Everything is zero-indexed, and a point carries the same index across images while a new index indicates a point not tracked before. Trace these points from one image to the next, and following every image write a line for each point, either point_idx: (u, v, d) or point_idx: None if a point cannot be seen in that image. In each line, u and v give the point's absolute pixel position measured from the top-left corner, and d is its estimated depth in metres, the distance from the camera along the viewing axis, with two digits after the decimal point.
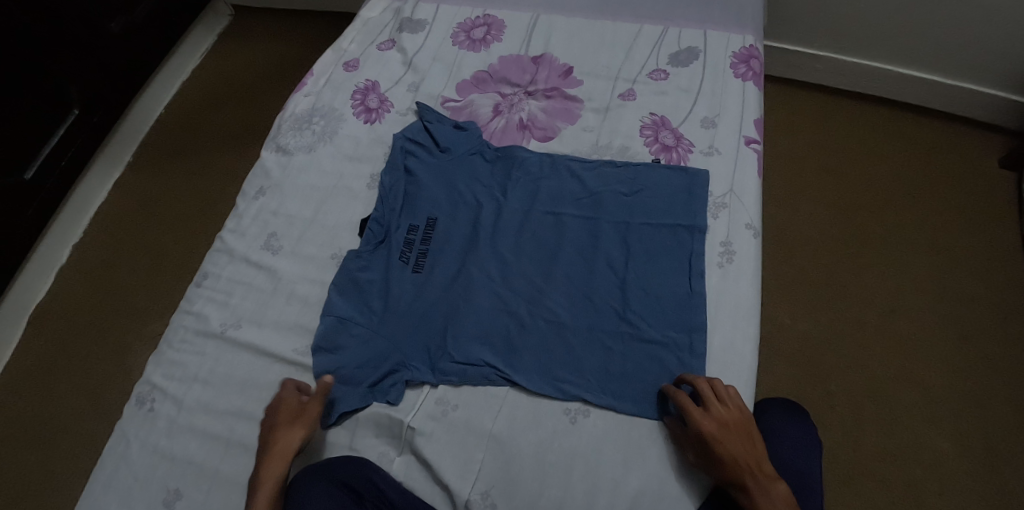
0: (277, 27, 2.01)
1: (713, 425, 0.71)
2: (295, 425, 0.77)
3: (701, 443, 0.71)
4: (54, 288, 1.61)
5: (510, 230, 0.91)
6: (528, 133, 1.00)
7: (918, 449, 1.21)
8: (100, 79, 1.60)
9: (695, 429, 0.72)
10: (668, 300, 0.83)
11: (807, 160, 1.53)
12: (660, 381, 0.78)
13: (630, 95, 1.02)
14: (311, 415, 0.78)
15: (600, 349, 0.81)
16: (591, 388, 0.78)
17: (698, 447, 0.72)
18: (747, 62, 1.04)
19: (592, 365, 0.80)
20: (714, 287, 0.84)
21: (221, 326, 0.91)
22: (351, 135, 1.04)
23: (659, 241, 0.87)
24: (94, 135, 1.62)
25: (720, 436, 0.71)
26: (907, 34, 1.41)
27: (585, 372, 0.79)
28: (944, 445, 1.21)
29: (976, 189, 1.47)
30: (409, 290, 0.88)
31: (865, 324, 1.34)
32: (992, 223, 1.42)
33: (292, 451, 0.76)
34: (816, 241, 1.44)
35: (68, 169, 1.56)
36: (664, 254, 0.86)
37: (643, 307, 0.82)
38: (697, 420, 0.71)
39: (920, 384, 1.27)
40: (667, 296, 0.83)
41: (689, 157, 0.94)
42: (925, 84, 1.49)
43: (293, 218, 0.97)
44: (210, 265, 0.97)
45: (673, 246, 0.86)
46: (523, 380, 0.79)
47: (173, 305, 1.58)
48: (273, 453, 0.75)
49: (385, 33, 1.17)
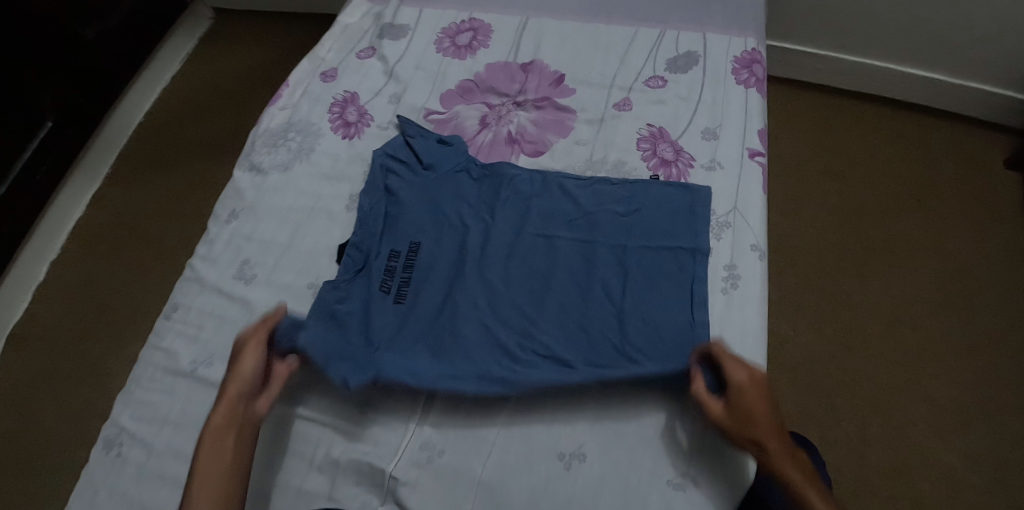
0: (259, 29, 1.94)
1: (746, 377, 0.70)
2: (238, 370, 0.74)
3: (734, 401, 0.69)
4: (31, 307, 1.55)
5: (500, 255, 0.84)
6: (517, 148, 0.94)
7: (928, 465, 1.16)
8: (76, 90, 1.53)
9: (731, 386, 0.70)
10: (669, 331, 0.75)
11: (809, 163, 1.47)
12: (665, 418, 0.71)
13: (626, 105, 0.96)
14: (250, 359, 0.75)
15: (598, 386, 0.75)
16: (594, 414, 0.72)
17: (729, 402, 0.69)
18: (750, 67, 0.97)
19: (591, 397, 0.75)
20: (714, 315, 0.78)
21: (191, 365, 0.86)
22: (329, 152, 0.97)
23: (659, 266, 0.80)
24: (71, 148, 1.55)
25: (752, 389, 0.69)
26: (912, 33, 1.35)
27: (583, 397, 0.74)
28: (953, 460, 1.16)
29: (981, 190, 1.41)
30: (391, 323, 0.81)
31: (869, 336, 1.28)
32: (996, 224, 1.37)
33: (236, 395, 0.72)
34: (820, 249, 1.38)
35: (44, 186, 1.50)
36: (664, 280, 0.79)
37: (642, 339, 0.75)
38: (737, 374, 0.70)
39: (929, 398, 1.22)
40: (668, 327, 0.76)
41: (689, 172, 0.88)
42: (930, 84, 1.43)
43: (267, 243, 0.91)
44: (180, 296, 0.91)
45: (673, 270, 0.80)
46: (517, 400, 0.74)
47: (153, 323, 1.51)
48: (222, 399, 0.72)
49: (365, 40, 1.10)
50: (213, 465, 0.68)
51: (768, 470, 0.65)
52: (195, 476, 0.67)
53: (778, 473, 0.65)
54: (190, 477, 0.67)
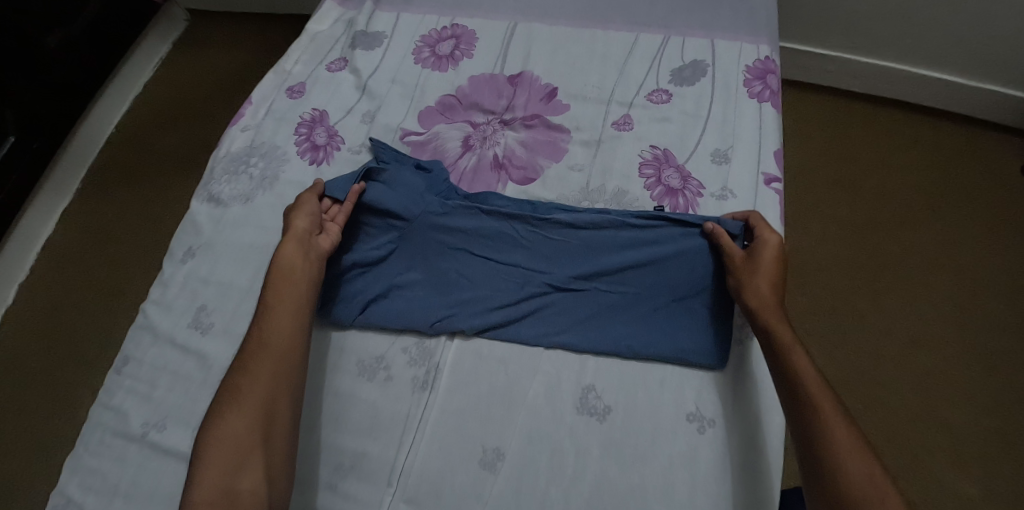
0: (234, 30, 1.82)
1: (777, 248, 0.70)
2: (300, 213, 0.77)
3: (756, 255, 0.70)
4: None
5: (505, 235, 0.78)
6: (504, 175, 0.84)
7: (948, 498, 1.06)
8: (41, 103, 1.43)
9: (759, 244, 0.70)
10: (675, 333, 0.71)
11: (821, 172, 1.36)
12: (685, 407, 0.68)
13: (626, 123, 0.86)
14: (310, 203, 0.78)
15: (624, 318, 0.73)
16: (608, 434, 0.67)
17: (751, 255, 0.70)
18: (763, 77, 0.87)
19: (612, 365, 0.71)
20: (717, 377, 0.70)
21: (143, 428, 0.77)
22: (294, 180, 0.87)
23: (663, 272, 0.73)
24: (40, 163, 1.45)
25: (777, 260, 0.69)
26: (928, 36, 1.25)
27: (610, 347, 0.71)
28: (972, 490, 1.06)
29: (989, 196, 1.31)
30: (418, 284, 0.77)
31: (879, 357, 1.18)
32: (1004, 231, 1.27)
33: (303, 233, 0.75)
34: (831, 266, 1.27)
35: (8, 206, 1.39)
36: (671, 273, 0.73)
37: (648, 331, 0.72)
38: (768, 236, 0.71)
39: (946, 422, 1.12)
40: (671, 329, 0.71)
41: (698, 202, 0.78)
42: (947, 87, 1.33)
43: (226, 286, 0.82)
44: (132, 347, 0.83)
45: (675, 280, 0.73)
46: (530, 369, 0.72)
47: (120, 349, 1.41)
48: (287, 239, 0.74)
49: (336, 50, 0.99)
50: (285, 289, 0.70)
51: (759, 320, 0.66)
52: (267, 299, 0.70)
53: (769, 330, 0.65)
54: (262, 301, 0.70)
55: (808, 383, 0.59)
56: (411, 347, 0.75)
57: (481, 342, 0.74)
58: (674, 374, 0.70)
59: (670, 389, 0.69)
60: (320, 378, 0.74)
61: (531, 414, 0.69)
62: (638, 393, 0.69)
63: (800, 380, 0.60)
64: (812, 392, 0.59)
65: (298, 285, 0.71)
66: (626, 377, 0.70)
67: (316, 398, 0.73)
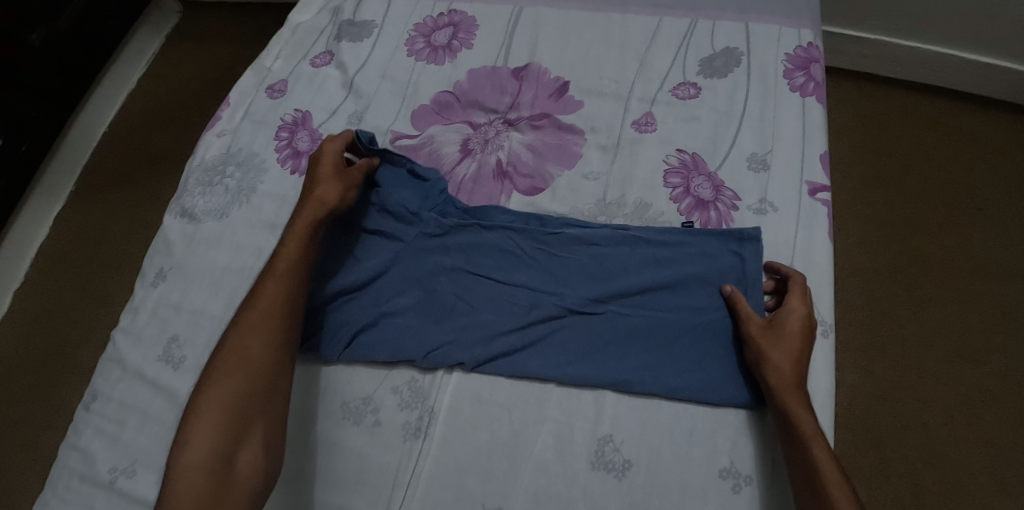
0: (227, 19, 1.72)
1: (803, 321, 0.59)
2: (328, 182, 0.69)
3: (778, 324, 0.59)
4: None
5: (509, 253, 0.68)
6: (508, 184, 0.73)
7: None
8: (24, 105, 1.33)
9: (783, 313, 0.59)
10: (711, 371, 0.60)
11: (860, 165, 1.20)
12: (720, 464, 0.58)
13: (647, 124, 0.75)
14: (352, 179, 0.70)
15: (650, 346, 0.62)
16: (625, 496, 0.57)
17: (772, 324, 0.59)
18: (807, 68, 0.75)
19: (632, 410, 0.61)
20: (752, 426, 0.59)
21: (110, 473, 0.69)
22: (274, 192, 0.78)
23: (689, 297, 0.64)
24: (27, 168, 1.36)
25: (802, 335, 0.58)
26: (983, 15, 1.07)
27: (633, 386, 0.61)
28: None
29: None
30: (409, 311, 0.67)
31: (926, 375, 1.02)
32: None
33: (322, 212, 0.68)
34: (874, 270, 1.11)
35: None
36: (697, 297, 0.63)
37: (676, 365, 0.61)
38: (794, 304, 0.59)
39: (993, 449, 0.96)
40: (704, 367, 0.60)
41: (732, 216, 0.67)
42: (1003, 73, 1.14)
43: (199, 314, 0.74)
44: (101, 381, 0.75)
45: (706, 306, 0.63)
46: (538, 412, 0.62)
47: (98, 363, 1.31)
48: (302, 214, 0.68)
49: (320, 42, 0.89)
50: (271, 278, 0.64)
51: (778, 403, 0.56)
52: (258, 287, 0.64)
53: (789, 417, 0.54)
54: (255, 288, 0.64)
55: (833, 495, 0.50)
56: (402, 387, 0.65)
57: (481, 383, 0.64)
58: (705, 423, 0.59)
59: (699, 441, 0.59)
60: (299, 423, 0.65)
61: (538, 469, 0.59)
62: (662, 445, 0.59)
63: (823, 486, 0.51)
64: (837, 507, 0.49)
65: (284, 272, 0.64)
66: (644, 424, 0.60)
67: (295, 450, 0.64)
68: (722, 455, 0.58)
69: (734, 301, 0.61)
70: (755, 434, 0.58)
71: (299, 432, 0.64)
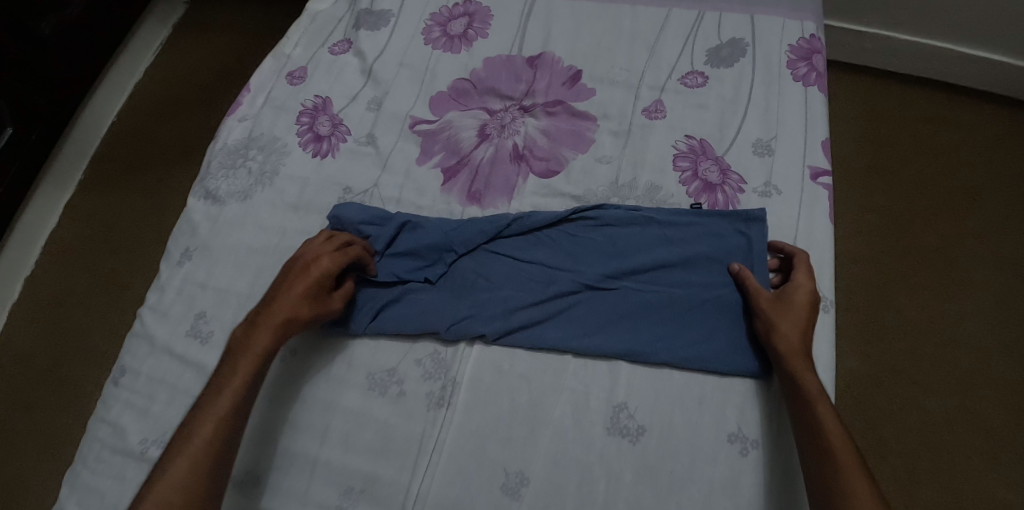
0: (233, 10, 1.74)
1: (807, 298, 0.62)
2: (306, 299, 0.64)
3: (786, 297, 0.62)
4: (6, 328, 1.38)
5: (527, 234, 0.71)
6: (524, 167, 0.77)
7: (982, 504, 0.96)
8: (35, 92, 1.35)
9: (790, 288, 0.63)
10: (720, 342, 0.64)
11: (857, 155, 1.24)
12: (727, 429, 0.61)
13: (657, 111, 0.78)
14: (329, 305, 0.66)
15: (662, 319, 0.66)
16: (638, 460, 0.61)
17: (780, 298, 0.63)
18: (809, 58, 0.78)
19: (645, 378, 0.64)
20: (757, 393, 0.62)
21: (141, 444, 0.72)
22: (296, 175, 0.81)
23: (698, 274, 0.67)
24: (39, 154, 1.38)
25: (807, 311, 0.62)
26: (975, 10, 1.11)
27: (645, 357, 0.64)
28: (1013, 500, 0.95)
29: None
30: (432, 289, 0.71)
31: (918, 355, 1.07)
32: None
33: (291, 326, 0.63)
34: (870, 256, 1.16)
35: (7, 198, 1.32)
36: (706, 274, 0.67)
37: (685, 338, 0.64)
38: (801, 279, 0.63)
39: (983, 427, 1.01)
40: (714, 338, 0.64)
41: (739, 198, 0.71)
42: (994, 66, 1.19)
43: (224, 292, 0.77)
44: (129, 357, 0.77)
45: (714, 282, 0.66)
46: (555, 381, 0.65)
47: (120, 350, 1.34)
48: (269, 321, 0.63)
49: (339, 30, 0.92)
50: (240, 365, 0.61)
51: (785, 370, 0.59)
52: (222, 369, 0.61)
53: (796, 381, 0.58)
54: (218, 370, 0.61)
55: (835, 445, 0.54)
56: (425, 359, 0.68)
57: (501, 355, 0.67)
58: (714, 391, 0.63)
59: (708, 408, 0.62)
60: (283, 385, 0.68)
61: (557, 434, 0.63)
62: (674, 412, 0.62)
63: (826, 442, 0.54)
64: (842, 462, 0.53)
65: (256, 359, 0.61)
66: (655, 392, 0.64)
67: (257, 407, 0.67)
68: (731, 420, 0.62)
69: (744, 277, 0.65)
70: (760, 400, 0.62)
71: (284, 395, 0.68)
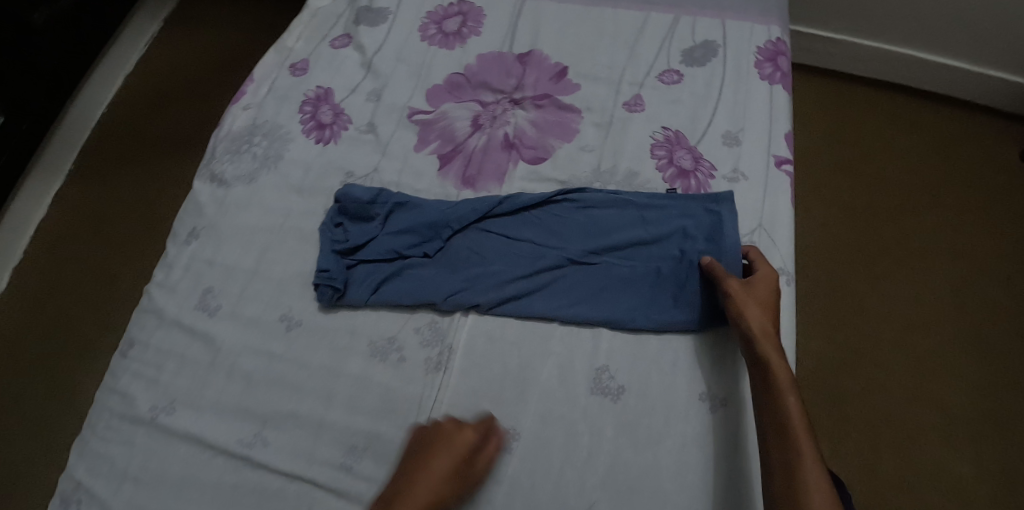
0: (224, 8, 1.78)
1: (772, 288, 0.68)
2: (453, 475, 0.61)
3: (754, 284, 0.68)
4: None
5: (518, 214, 0.78)
6: (515, 153, 0.83)
7: (934, 472, 1.04)
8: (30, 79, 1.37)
9: (757, 278, 0.69)
10: (691, 309, 0.70)
11: (823, 154, 1.33)
12: (696, 388, 0.68)
13: (637, 104, 0.85)
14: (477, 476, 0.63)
15: (639, 289, 0.72)
16: (616, 416, 0.67)
17: (749, 283, 0.68)
18: (774, 59, 0.86)
19: (624, 343, 0.71)
20: (721, 355, 0.69)
21: (150, 411, 0.74)
22: (300, 160, 0.86)
23: (672, 249, 0.74)
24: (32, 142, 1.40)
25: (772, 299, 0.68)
26: (927, 18, 1.21)
27: (624, 323, 0.71)
28: (962, 471, 1.04)
29: (988, 183, 1.28)
30: (430, 265, 0.76)
31: (879, 338, 1.16)
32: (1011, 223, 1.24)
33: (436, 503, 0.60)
34: (835, 247, 1.24)
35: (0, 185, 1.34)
36: (680, 249, 0.74)
37: (659, 305, 0.71)
38: (765, 271, 0.69)
39: (938, 404, 1.10)
40: (685, 305, 0.71)
41: (710, 183, 0.78)
42: (945, 70, 1.29)
43: (232, 269, 0.81)
44: (137, 330, 0.81)
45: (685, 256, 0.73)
46: (542, 346, 0.71)
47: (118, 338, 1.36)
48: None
49: (339, 26, 0.97)
50: None
51: (752, 347, 0.64)
52: None
53: (762, 359, 0.63)
54: None
55: (791, 418, 0.59)
56: (423, 327, 0.74)
57: (493, 324, 0.73)
58: (686, 354, 0.70)
59: (682, 369, 0.69)
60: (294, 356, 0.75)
61: (545, 394, 0.69)
62: (651, 373, 0.69)
63: (785, 416, 0.60)
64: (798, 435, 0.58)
65: None
66: (633, 356, 0.70)
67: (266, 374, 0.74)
68: (699, 379, 0.68)
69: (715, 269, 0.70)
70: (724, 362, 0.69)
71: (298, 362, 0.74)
